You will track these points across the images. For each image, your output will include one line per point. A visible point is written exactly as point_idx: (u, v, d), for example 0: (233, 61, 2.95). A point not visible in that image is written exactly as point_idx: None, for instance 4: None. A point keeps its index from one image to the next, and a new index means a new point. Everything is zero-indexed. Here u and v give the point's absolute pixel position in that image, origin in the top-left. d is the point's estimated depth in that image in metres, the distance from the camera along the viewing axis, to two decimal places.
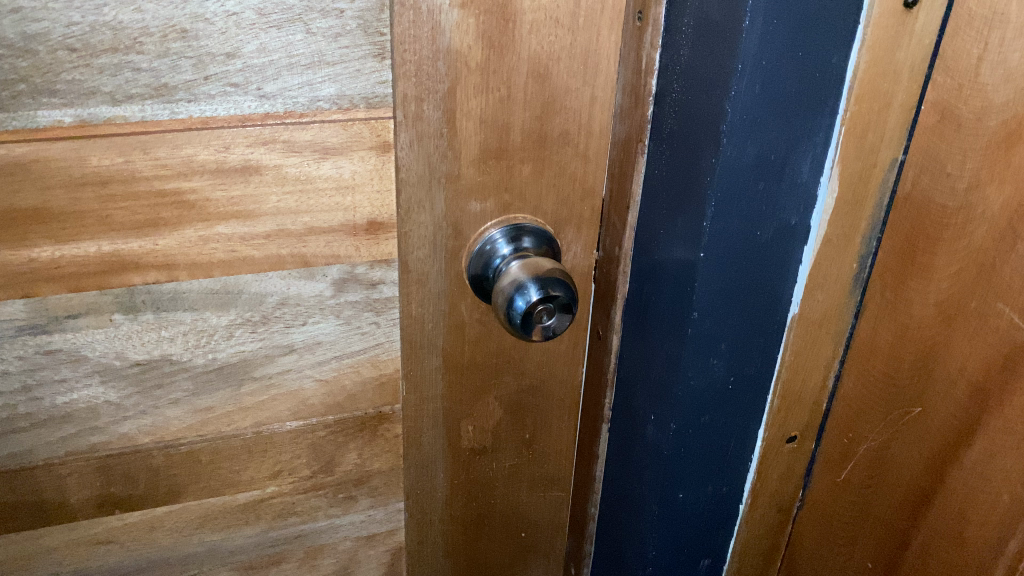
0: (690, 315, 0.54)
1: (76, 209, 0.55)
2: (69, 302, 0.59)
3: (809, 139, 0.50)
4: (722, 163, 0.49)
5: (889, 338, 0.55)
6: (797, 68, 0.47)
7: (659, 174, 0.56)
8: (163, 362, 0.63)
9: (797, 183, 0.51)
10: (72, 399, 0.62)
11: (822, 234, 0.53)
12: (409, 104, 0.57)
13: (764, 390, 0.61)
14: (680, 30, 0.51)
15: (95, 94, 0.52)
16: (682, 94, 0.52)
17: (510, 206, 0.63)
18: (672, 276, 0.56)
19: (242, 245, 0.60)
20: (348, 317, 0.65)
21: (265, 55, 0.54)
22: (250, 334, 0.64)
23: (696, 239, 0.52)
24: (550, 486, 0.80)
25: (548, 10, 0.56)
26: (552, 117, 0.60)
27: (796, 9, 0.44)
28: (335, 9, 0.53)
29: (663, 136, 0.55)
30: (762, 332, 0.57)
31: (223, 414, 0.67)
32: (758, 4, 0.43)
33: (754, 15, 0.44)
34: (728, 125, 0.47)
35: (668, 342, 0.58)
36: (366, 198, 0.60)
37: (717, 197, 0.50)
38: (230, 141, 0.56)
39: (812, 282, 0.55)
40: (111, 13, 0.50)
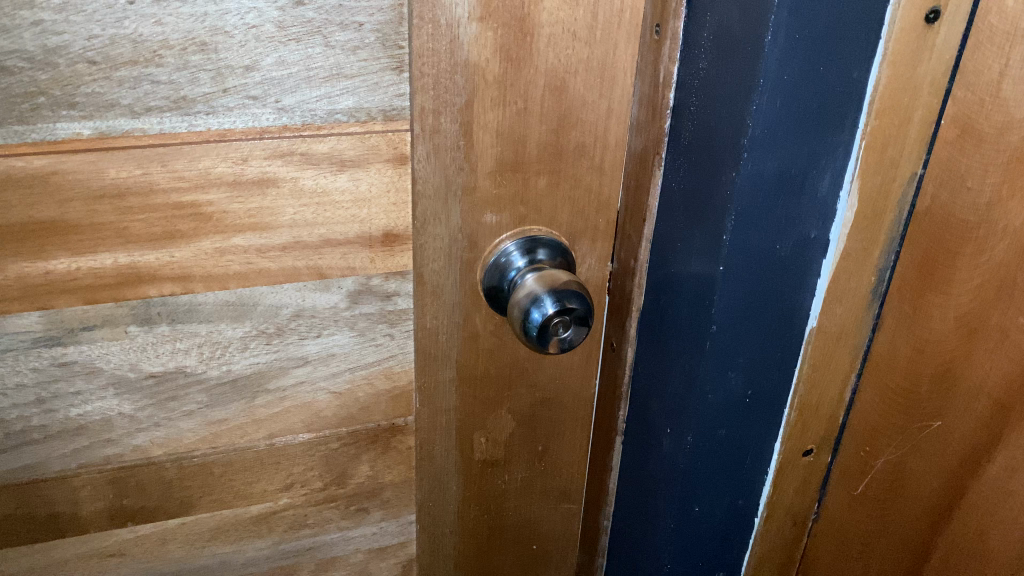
0: (708, 329, 0.54)
1: (94, 222, 0.55)
2: (84, 314, 0.58)
3: (829, 154, 0.50)
4: (744, 176, 0.49)
5: (906, 353, 0.55)
6: (818, 83, 0.47)
7: (677, 186, 0.56)
8: (178, 374, 0.63)
9: (816, 198, 0.51)
10: (85, 411, 0.62)
11: (842, 248, 0.53)
12: (426, 117, 0.57)
13: (781, 404, 0.61)
14: (699, 43, 0.51)
15: (114, 106, 0.52)
16: (701, 107, 0.52)
17: (525, 219, 0.63)
18: (691, 289, 0.56)
19: (258, 257, 0.60)
20: (363, 329, 0.65)
21: (284, 68, 0.54)
22: (264, 345, 0.64)
23: (716, 253, 0.52)
24: (562, 498, 0.79)
25: (566, 23, 0.56)
26: (568, 130, 0.60)
27: (819, 23, 0.45)
28: (354, 22, 0.53)
29: (682, 149, 0.55)
30: (779, 346, 0.57)
31: (237, 427, 0.67)
32: (781, 18, 0.43)
33: (777, 28, 0.44)
34: (750, 139, 0.47)
35: (686, 356, 0.57)
36: (382, 210, 0.61)
37: (738, 211, 0.50)
38: (248, 153, 0.56)
39: (831, 296, 0.55)
40: (131, 25, 0.50)
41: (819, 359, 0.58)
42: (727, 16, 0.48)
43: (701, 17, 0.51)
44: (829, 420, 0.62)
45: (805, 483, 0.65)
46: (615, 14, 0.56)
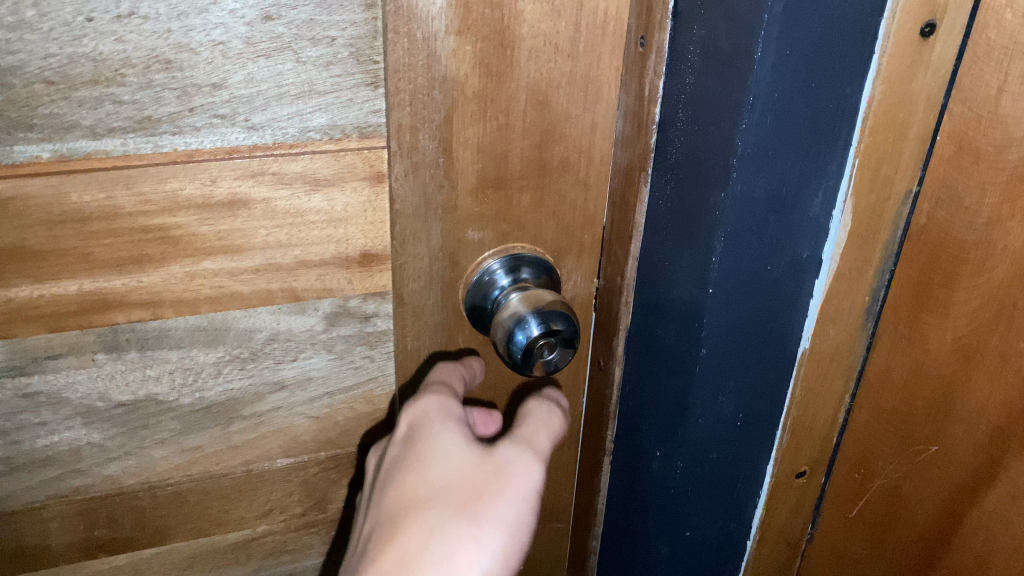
0: (698, 352, 0.52)
1: (56, 247, 0.53)
2: (49, 343, 0.56)
3: (822, 172, 0.48)
4: (733, 196, 0.47)
5: (904, 374, 0.53)
6: (810, 101, 0.45)
7: (665, 203, 0.54)
8: (149, 402, 0.60)
9: (808, 218, 0.49)
10: (52, 442, 0.60)
11: (834, 268, 0.52)
12: (404, 133, 0.55)
13: (773, 425, 0.59)
14: (686, 57, 0.49)
15: (75, 128, 0.50)
16: (688, 124, 0.50)
17: (508, 236, 0.61)
18: (680, 311, 0.54)
19: (230, 280, 0.57)
20: (341, 351, 0.63)
21: (254, 85, 0.51)
22: (239, 370, 0.61)
23: (704, 274, 0.50)
24: (550, 517, 0.77)
25: (547, 36, 0.54)
26: (552, 145, 0.58)
27: (811, 38, 0.43)
28: (326, 37, 0.51)
29: (669, 166, 0.53)
30: (771, 367, 0.56)
31: (212, 454, 0.64)
32: (771, 33, 0.41)
33: (767, 44, 0.42)
34: (739, 159, 0.45)
35: (675, 379, 0.56)
36: (359, 230, 0.58)
37: (727, 231, 0.48)
38: (217, 174, 0.54)
39: (824, 317, 0.54)
40: (91, 43, 0.48)
41: (812, 381, 0.57)
42: (715, 30, 0.46)
43: (688, 30, 0.49)
44: (822, 441, 0.60)
45: (798, 504, 0.64)
46: (598, 25, 0.54)
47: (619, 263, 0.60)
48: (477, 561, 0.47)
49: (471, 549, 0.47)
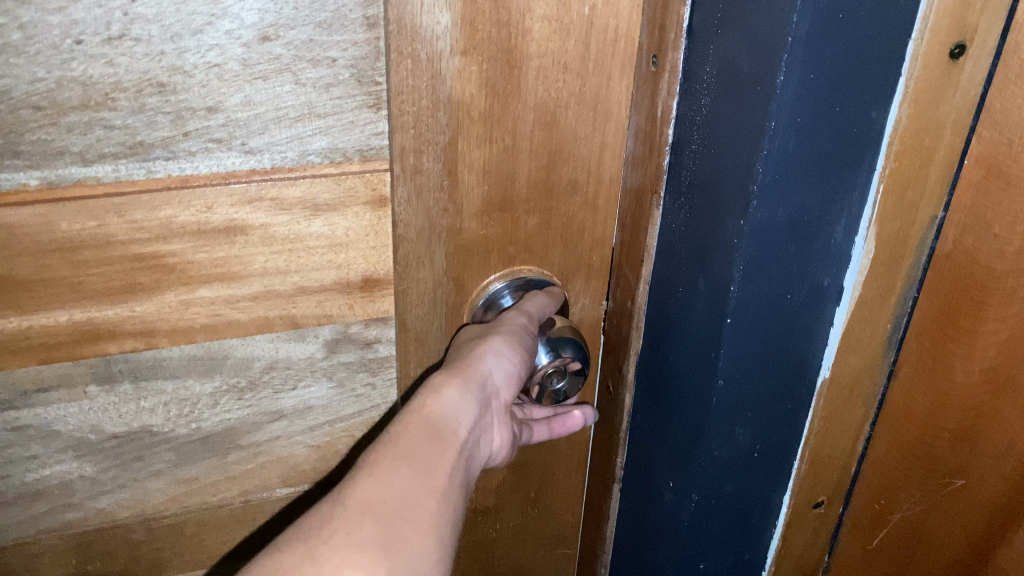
0: (714, 383, 0.51)
1: (45, 278, 0.51)
2: (38, 375, 0.54)
3: (845, 198, 0.46)
4: (753, 225, 0.45)
5: (927, 406, 0.53)
6: (833, 125, 0.43)
7: (678, 228, 0.52)
8: (143, 433, 0.58)
9: (829, 245, 0.47)
10: (43, 475, 0.58)
11: (856, 296, 0.50)
12: (407, 156, 0.53)
13: (791, 455, 0.57)
14: (702, 78, 0.47)
15: (64, 154, 0.48)
16: (704, 147, 0.48)
17: (515, 259, 0.59)
18: (695, 339, 0.52)
19: (226, 308, 0.55)
20: (342, 379, 0.61)
21: (250, 108, 0.49)
22: (236, 401, 0.59)
23: (722, 303, 0.48)
24: (557, 543, 0.76)
25: (556, 55, 0.52)
26: (560, 166, 0.56)
27: (835, 60, 0.41)
28: (326, 58, 0.49)
29: (683, 190, 0.51)
30: (788, 397, 0.54)
31: (209, 484, 0.62)
32: (795, 58, 0.39)
33: (790, 69, 0.40)
34: (759, 186, 0.43)
35: (691, 410, 0.54)
36: (361, 255, 0.56)
37: (747, 261, 0.46)
38: (213, 200, 0.52)
39: (844, 345, 0.52)
40: (80, 67, 0.45)
41: (831, 411, 0.55)
42: (733, 51, 0.44)
43: (703, 50, 0.47)
44: (840, 471, 0.59)
45: (814, 534, 0.62)
46: (608, 43, 0.52)
47: (632, 287, 0.58)
48: (496, 345, 0.54)
49: (488, 338, 0.55)
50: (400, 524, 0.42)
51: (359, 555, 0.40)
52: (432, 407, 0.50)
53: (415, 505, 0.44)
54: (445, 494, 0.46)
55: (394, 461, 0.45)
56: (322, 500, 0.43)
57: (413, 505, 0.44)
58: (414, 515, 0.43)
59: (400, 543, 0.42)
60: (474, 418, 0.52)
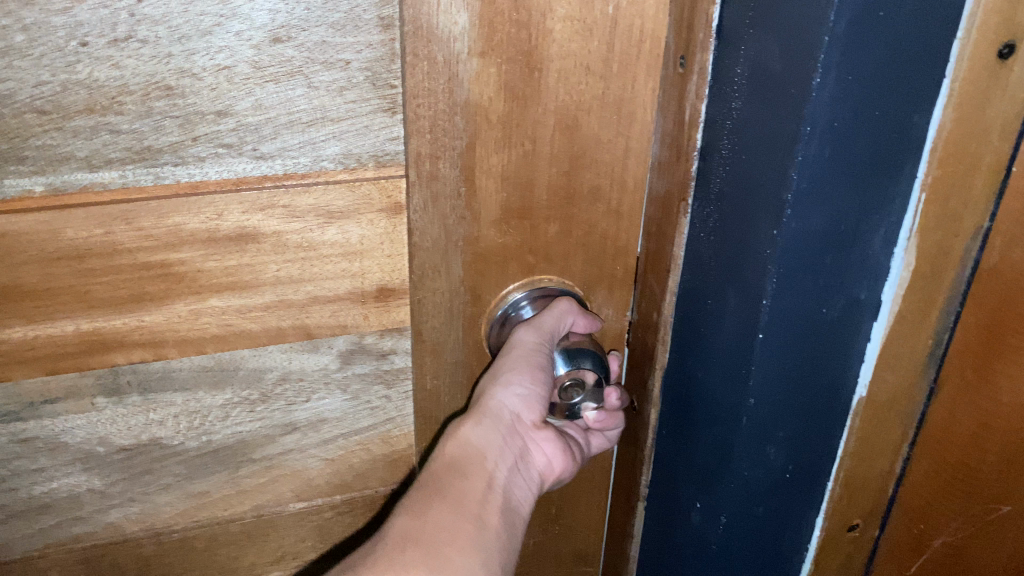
0: (745, 402, 0.49)
1: (51, 287, 0.49)
2: (45, 386, 0.52)
3: (884, 208, 0.44)
4: (787, 236, 0.42)
5: (971, 424, 0.49)
6: (873, 130, 0.40)
7: (705, 239, 0.50)
8: (152, 446, 0.57)
9: (867, 256, 0.46)
10: (51, 488, 0.56)
11: (894, 308, 0.48)
12: (423, 162, 0.51)
13: (825, 476, 0.56)
14: (732, 80, 0.45)
15: (69, 160, 0.46)
16: (734, 152, 0.46)
17: (534, 269, 0.57)
18: (725, 356, 0.50)
19: (238, 318, 0.54)
20: (356, 391, 0.59)
21: (262, 112, 0.48)
22: (247, 413, 0.58)
23: (754, 317, 0.46)
24: (578, 561, 0.73)
25: (578, 57, 0.50)
26: (582, 172, 0.54)
27: (877, 60, 0.38)
28: (339, 60, 0.48)
29: (711, 198, 0.49)
30: (820, 414, 0.52)
31: (220, 498, 0.61)
32: (832, 58, 0.37)
33: (828, 71, 0.37)
34: (794, 195, 0.41)
35: (719, 428, 0.52)
36: (375, 263, 0.55)
37: (780, 273, 0.44)
38: (223, 208, 0.50)
39: (882, 362, 0.50)
40: (85, 70, 0.44)
41: (866, 430, 0.53)
42: (767, 52, 0.41)
43: (734, 50, 0.44)
44: (876, 494, 0.57)
45: (849, 559, 0.61)
46: (633, 44, 0.50)
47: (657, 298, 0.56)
48: (499, 374, 0.54)
49: (499, 365, 0.55)
50: (441, 547, 0.46)
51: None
52: (447, 452, 0.52)
53: (454, 533, 0.47)
54: (480, 518, 0.48)
55: (428, 500, 0.49)
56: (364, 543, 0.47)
57: (453, 531, 0.47)
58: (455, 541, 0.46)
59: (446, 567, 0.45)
60: (493, 450, 0.53)
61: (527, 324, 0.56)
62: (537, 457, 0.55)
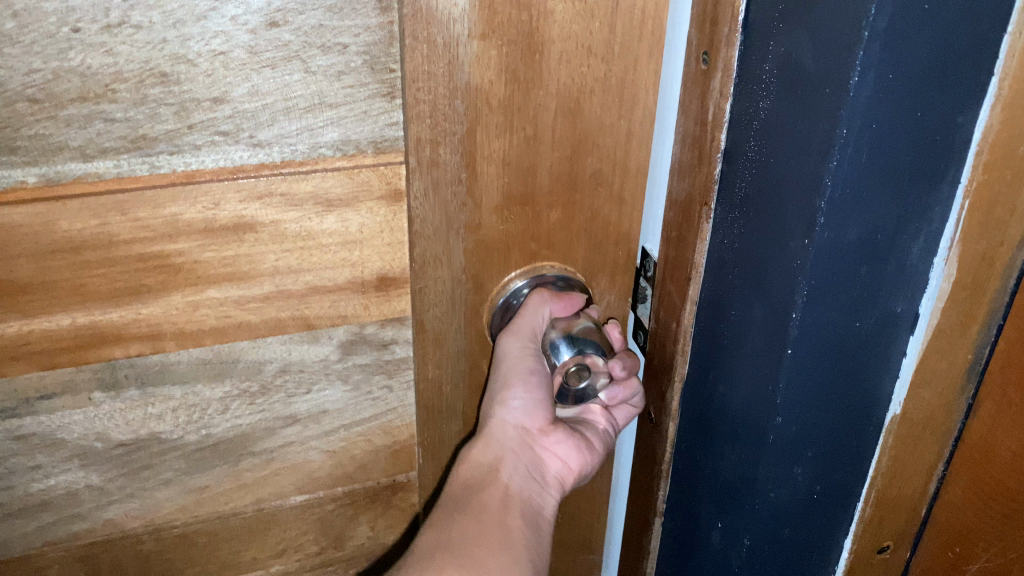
0: (772, 420, 0.48)
1: (45, 280, 0.48)
2: (41, 382, 0.51)
3: (922, 217, 0.43)
4: (819, 245, 0.41)
5: (1012, 448, 0.50)
6: (910, 135, 0.39)
7: (732, 246, 0.49)
8: (152, 441, 0.56)
9: (903, 267, 0.45)
10: (48, 486, 0.55)
11: (933, 322, 0.47)
12: (423, 148, 0.50)
13: (854, 497, 0.55)
14: (760, 78, 0.44)
15: (63, 150, 0.45)
16: (762, 154, 0.45)
17: (537, 255, 0.56)
18: (750, 369, 0.49)
19: (236, 309, 0.53)
20: (358, 382, 0.59)
21: (258, 98, 0.47)
22: (248, 406, 0.57)
23: (784, 331, 0.45)
24: (581, 549, 0.73)
25: (579, 39, 0.49)
26: (584, 156, 0.53)
27: (917, 62, 0.37)
28: (337, 44, 0.47)
29: (738, 204, 0.48)
30: (851, 429, 0.51)
31: (220, 493, 0.60)
32: (871, 56, 0.36)
33: (865, 70, 0.36)
34: (826, 203, 0.40)
35: (747, 441, 0.51)
36: (375, 252, 0.54)
37: (811, 286, 0.43)
38: (220, 197, 0.49)
39: (919, 378, 0.49)
40: (78, 56, 0.43)
41: (902, 453, 0.53)
42: (798, 49, 0.40)
43: (763, 48, 0.44)
44: (909, 513, 0.57)
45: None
46: (635, 25, 0.49)
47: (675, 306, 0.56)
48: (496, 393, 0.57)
49: (492, 384, 0.58)
50: (472, 552, 0.52)
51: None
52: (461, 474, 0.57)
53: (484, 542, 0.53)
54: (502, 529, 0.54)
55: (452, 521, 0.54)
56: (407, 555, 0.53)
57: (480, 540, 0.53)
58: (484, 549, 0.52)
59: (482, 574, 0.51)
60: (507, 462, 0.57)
61: (506, 335, 0.56)
62: (551, 462, 0.59)
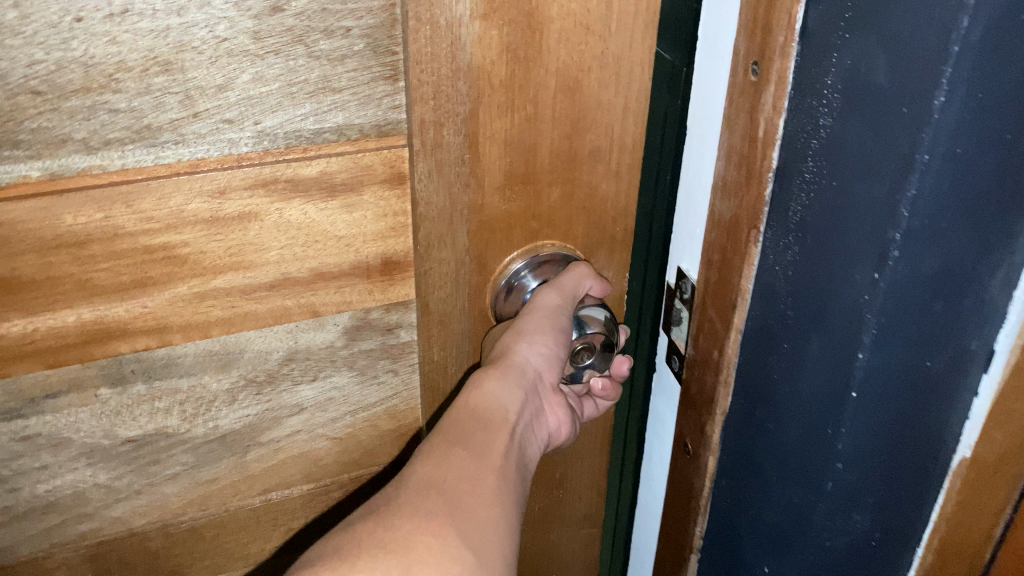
0: (832, 466, 0.46)
1: (49, 276, 0.48)
2: (46, 380, 0.51)
3: (1000, 245, 0.40)
4: (889, 279, 0.39)
5: None
6: (994, 159, 0.37)
7: (785, 274, 0.48)
8: (159, 436, 0.55)
9: (982, 300, 0.42)
10: (55, 486, 0.55)
11: (1012, 362, 0.43)
12: (427, 130, 0.50)
13: (916, 546, 0.52)
14: (821, 94, 0.42)
15: (66, 142, 0.45)
16: (822, 178, 0.43)
17: (538, 234, 0.57)
18: (807, 409, 0.48)
19: (242, 299, 0.53)
20: (363, 367, 0.59)
21: (262, 85, 0.47)
22: (254, 396, 0.57)
23: (848, 371, 0.43)
24: (582, 522, 0.74)
25: (577, 17, 0.50)
26: (583, 134, 0.54)
27: (1000, 83, 0.35)
28: (340, 28, 0.47)
29: (793, 231, 0.46)
30: (912, 475, 0.48)
31: (228, 485, 0.60)
32: (961, 72, 0.33)
33: (953, 87, 0.34)
34: (903, 233, 0.38)
35: (801, 474, 0.50)
36: (379, 236, 0.54)
37: (879, 323, 0.41)
38: (225, 185, 0.49)
39: (995, 420, 0.45)
40: (80, 46, 0.42)
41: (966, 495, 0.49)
42: (867, 61, 0.38)
43: (823, 59, 0.41)
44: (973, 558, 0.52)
45: None
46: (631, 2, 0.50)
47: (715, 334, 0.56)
48: (529, 333, 0.55)
49: (514, 327, 0.56)
50: (463, 497, 0.46)
51: (428, 521, 0.43)
52: (471, 401, 0.53)
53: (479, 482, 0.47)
54: (500, 471, 0.49)
55: (451, 447, 0.49)
56: (388, 485, 0.47)
57: (477, 482, 0.47)
58: (477, 489, 0.46)
59: (471, 516, 0.45)
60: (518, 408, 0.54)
61: (549, 285, 0.56)
62: (550, 419, 0.58)
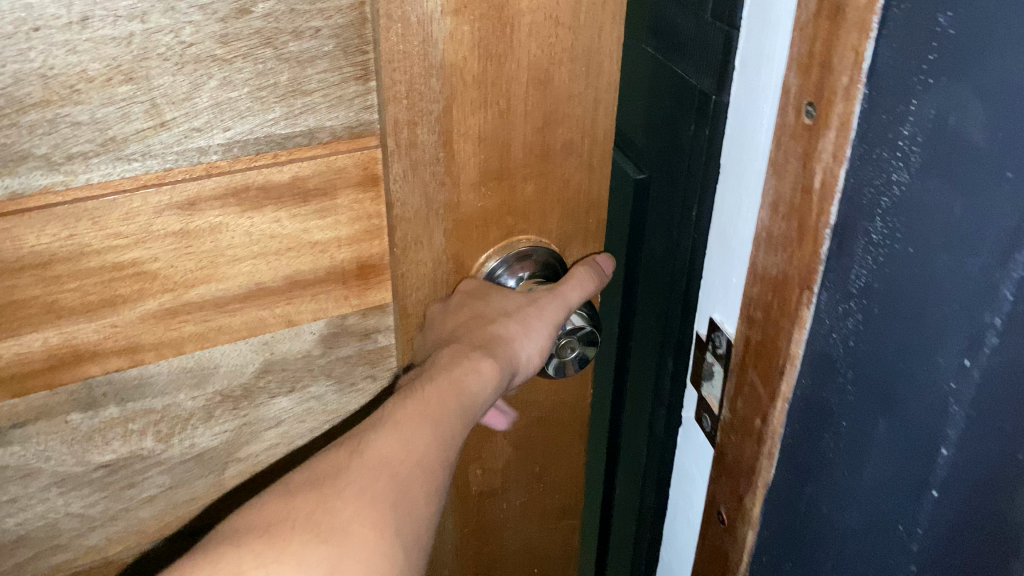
0: (910, 534, 0.46)
1: (13, 300, 0.45)
2: (12, 410, 0.48)
3: None
4: (996, 361, 0.38)
5: None
6: None
7: (843, 347, 0.48)
8: (134, 459, 0.53)
9: None
10: (26, 518, 0.52)
11: None
12: (401, 129, 0.49)
13: None
14: (900, 146, 0.41)
15: (27, 159, 0.42)
16: (913, 243, 0.42)
17: (513, 229, 0.56)
18: (896, 467, 0.46)
19: (216, 312, 0.51)
20: (341, 375, 0.58)
21: (231, 90, 0.45)
22: (231, 411, 0.55)
23: (938, 445, 0.43)
24: (563, 514, 0.74)
25: (547, 9, 0.49)
26: (555, 127, 0.54)
27: None
28: (310, 29, 0.45)
29: (880, 290, 0.45)
30: None
31: (207, 504, 0.58)
32: None
33: None
34: (1008, 316, 0.37)
35: (881, 542, 0.49)
36: (355, 240, 0.53)
37: (973, 413, 0.40)
38: (195, 195, 0.47)
39: None
40: (39, 57, 0.40)
41: None
42: (960, 114, 0.37)
43: (900, 102, 0.41)
44: None
45: None
46: None
47: (759, 401, 0.56)
48: (530, 333, 0.56)
49: (513, 320, 0.56)
50: (408, 488, 0.48)
51: (371, 504, 0.46)
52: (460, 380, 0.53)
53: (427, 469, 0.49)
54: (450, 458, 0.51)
55: (417, 419, 0.50)
56: (335, 455, 0.48)
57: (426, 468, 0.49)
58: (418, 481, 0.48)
59: (409, 509, 0.47)
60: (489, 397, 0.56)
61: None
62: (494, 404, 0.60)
